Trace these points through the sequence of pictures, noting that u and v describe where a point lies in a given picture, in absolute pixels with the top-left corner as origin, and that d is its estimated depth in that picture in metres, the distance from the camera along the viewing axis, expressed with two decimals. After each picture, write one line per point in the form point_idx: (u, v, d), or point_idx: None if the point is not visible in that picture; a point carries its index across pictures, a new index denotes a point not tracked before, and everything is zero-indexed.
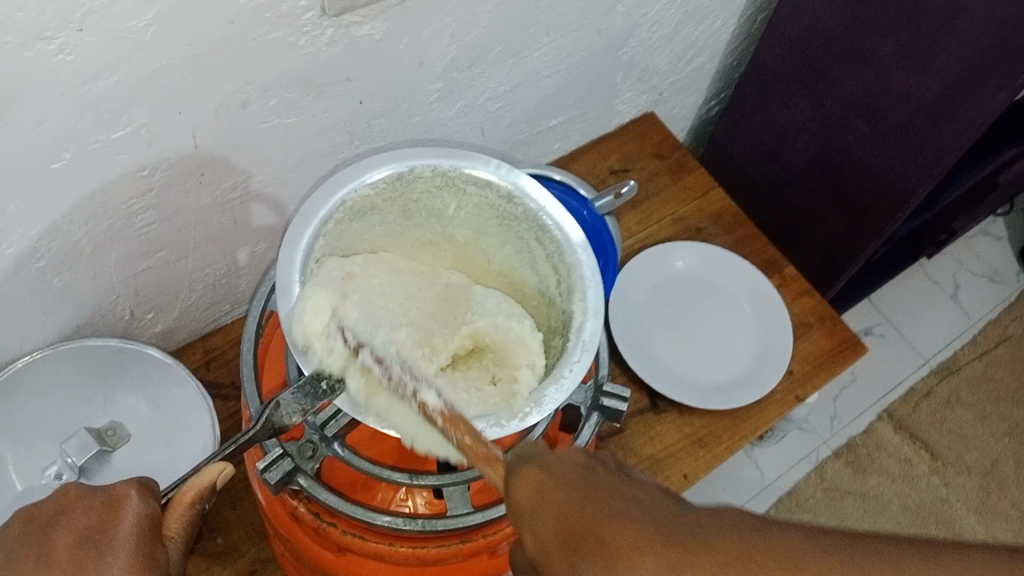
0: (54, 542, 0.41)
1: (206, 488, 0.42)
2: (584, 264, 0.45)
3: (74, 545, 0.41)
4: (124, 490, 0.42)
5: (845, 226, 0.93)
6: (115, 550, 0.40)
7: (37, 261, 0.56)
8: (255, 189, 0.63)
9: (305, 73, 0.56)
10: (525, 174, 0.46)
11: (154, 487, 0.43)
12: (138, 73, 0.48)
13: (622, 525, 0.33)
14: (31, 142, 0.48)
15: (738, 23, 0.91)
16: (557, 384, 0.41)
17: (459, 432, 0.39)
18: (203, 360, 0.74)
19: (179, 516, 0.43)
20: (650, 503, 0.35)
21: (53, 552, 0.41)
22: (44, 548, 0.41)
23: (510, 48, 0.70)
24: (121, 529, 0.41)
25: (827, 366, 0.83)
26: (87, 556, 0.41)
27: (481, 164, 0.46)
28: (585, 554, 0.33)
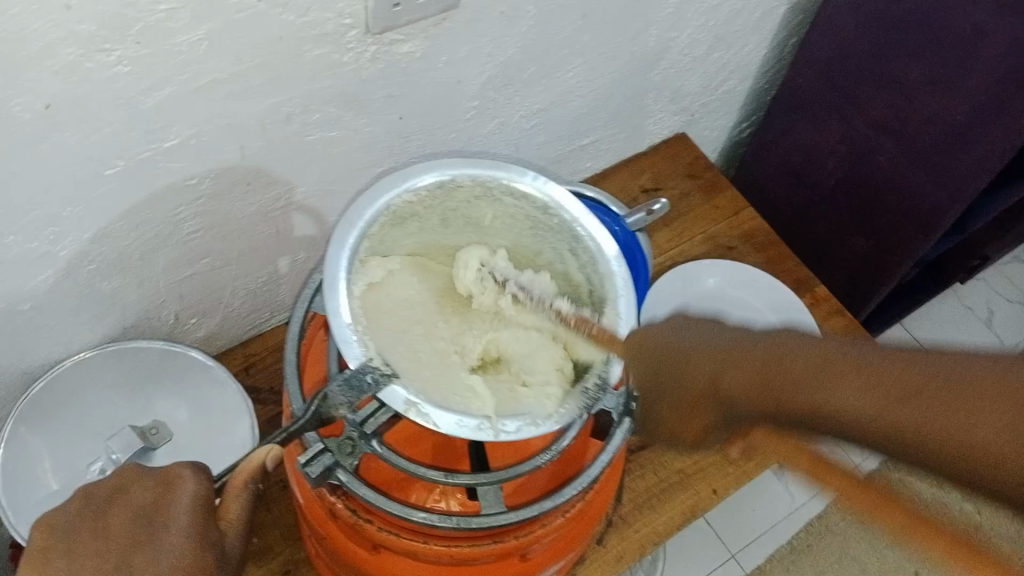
0: (110, 517, 0.43)
1: (255, 469, 0.44)
2: (616, 273, 0.47)
3: (131, 520, 0.43)
4: (180, 470, 0.44)
5: (874, 249, 0.94)
6: (171, 523, 0.42)
7: (88, 265, 0.58)
8: (297, 201, 0.66)
9: (347, 90, 0.59)
10: (559, 184, 0.48)
11: (209, 473, 0.45)
12: (190, 86, 0.50)
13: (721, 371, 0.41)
14: (89, 150, 0.50)
15: (769, 46, 0.93)
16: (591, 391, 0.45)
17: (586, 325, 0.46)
18: (243, 366, 0.76)
19: (236, 500, 0.45)
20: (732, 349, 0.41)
21: (109, 527, 0.43)
22: (101, 523, 0.43)
23: (544, 68, 0.72)
24: (176, 504, 0.43)
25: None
26: (143, 530, 0.42)
27: (518, 175, 0.47)
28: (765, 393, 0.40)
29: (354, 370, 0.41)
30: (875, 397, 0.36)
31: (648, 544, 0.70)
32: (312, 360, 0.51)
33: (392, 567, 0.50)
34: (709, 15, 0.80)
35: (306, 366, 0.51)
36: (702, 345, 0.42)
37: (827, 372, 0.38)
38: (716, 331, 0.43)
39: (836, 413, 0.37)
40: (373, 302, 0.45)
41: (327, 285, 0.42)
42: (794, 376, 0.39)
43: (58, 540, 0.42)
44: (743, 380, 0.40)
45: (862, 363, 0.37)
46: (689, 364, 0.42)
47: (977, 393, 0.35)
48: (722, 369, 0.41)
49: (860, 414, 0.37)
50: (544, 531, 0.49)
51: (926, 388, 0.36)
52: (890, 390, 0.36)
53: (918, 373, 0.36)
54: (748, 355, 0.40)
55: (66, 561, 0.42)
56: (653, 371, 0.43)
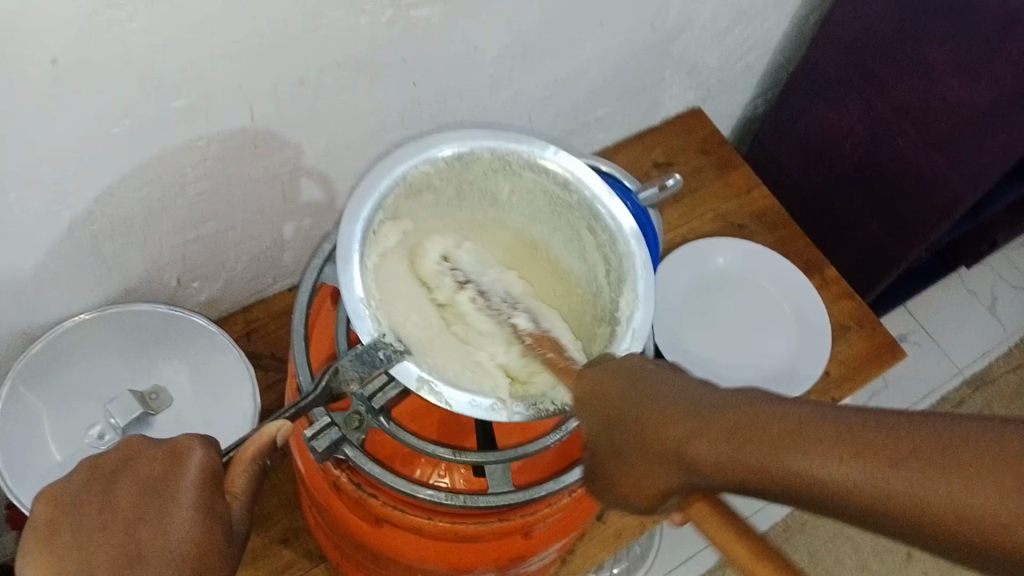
0: (117, 491, 0.42)
1: (265, 444, 0.43)
2: (636, 254, 0.45)
3: (137, 492, 0.42)
4: (188, 444, 0.43)
5: (887, 233, 0.93)
6: (179, 497, 0.41)
7: (91, 225, 0.57)
8: (305, 166, 0.64)
9: (362, 55, 0.57)
10: (581, 161, 0.46)
11: (216, 447, 0.44)
12: (203, 45, 0.49)
13: (672, 423, 0.38)
14: (96, 109, 0.49)
15: (790, 21, 0.90)
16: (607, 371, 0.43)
17: (546, 347, 0.45)
18: (244, 331, 0.75)
19: (242, 473, 0.43)
20: (690, 404, 0.38)
21: (116, 501, 0.42)
22: (108, 496, 0.42)
23: (563, 37, 0.70)
24: (185, 477, 0.42)
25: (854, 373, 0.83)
26: (149, 504, 0.41)
27: (540, 149, 0.46)
28: (727, 450, 0.36)
29: (366, 345, 0.40)
30: (840, 457, 0.33)
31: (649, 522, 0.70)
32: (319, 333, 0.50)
33: (394, 541, 0.49)
34: None
35: (313, 338, 0.50)
36: (659, 402, 0.39)
37: (788, 433, 0.35)
38: (675, 382, 0.40)
39: (803, 478, 0.34)
40: (382, 266, 0.44)
41: (340, 256, 0.41)
42: (759, 439, 0.35)
43: (63, 513, 0.41)
44: (703, 437, 0.37)
45: (826, 424, 0.34)
46: (646, 420, 0.39)
47: (959, 454, 0.32)
48: (683, 424, 0.38)
49: (830, 478, 0.33)
50: (550, 511, 0.48)
51: (890, 445, 0.33)
52: (857, 452, 0.33)
53: (888, 433, 0.33)
54: (707, 413, 0.38)
55: (72, 534, 0.40)
56: (609, 422, 0.41)
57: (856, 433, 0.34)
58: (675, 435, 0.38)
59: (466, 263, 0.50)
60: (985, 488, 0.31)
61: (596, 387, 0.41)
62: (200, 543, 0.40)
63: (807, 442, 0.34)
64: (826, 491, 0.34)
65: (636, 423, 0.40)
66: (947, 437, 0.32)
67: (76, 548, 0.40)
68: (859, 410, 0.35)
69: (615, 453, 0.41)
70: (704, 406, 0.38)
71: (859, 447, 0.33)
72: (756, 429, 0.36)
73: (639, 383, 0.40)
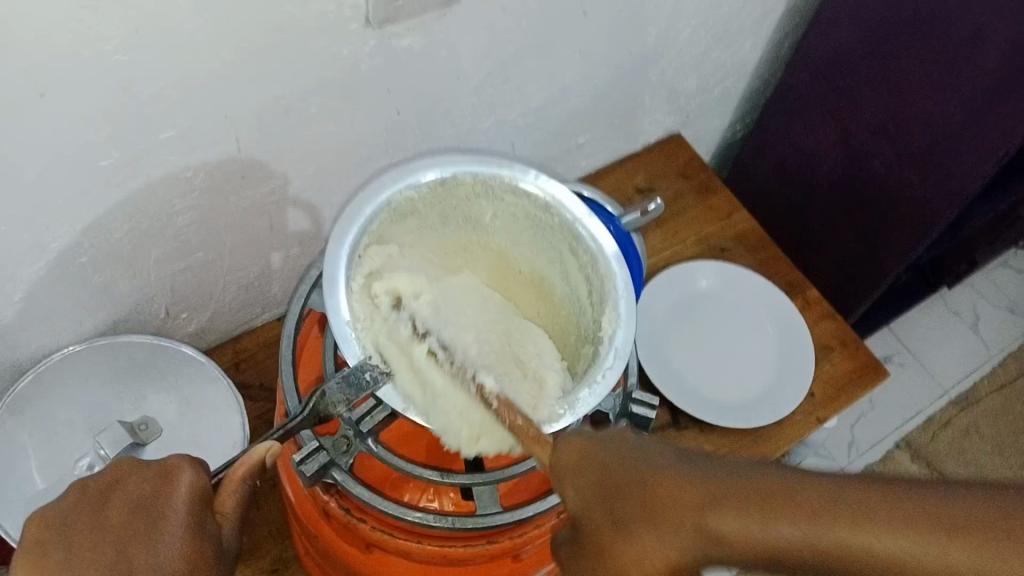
0: (108, 511, 0.42)
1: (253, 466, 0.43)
2: (617, 274, 0.46)
3: (127, 511, 0.42)
4: (179, 464, 0.43)
5: (868, 253, 0.94)
6: (169, 516, 0.42)
7: (79, 256, 0.57)
8: (292, 195, 0.65)
9: (346, 84, 0.58)
10: (561, 182, 0.47)
11: (206, 467, 0.44)
12: (190, 76, 0.50)
13: (687, 491, 0.36)
14: (85, 140, 0.50)
15: (765, 47, 0.93)
16: (590, 388, 0.43)
17: (511, 416, 0.42)
18: (233, 361, 0.75)
19: (231, 493, 0.44)
20: (702, 476, 0.36)
21: (108, 521, 0.42)
22: (100, 516, 0.42)
23: (544, 66, 0.71)
24: (174, 499, 0.42)
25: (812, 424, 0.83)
26: (140, 523, 0.42)
27: (521, 173, 0.47)
28: (751, 521, 0.34)
29: (353, 367, 0.41)
30: (883, 527, 0.32)
31: None
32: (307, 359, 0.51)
33: (382, 567, 0.49)
34: (708, 14, 0.80)
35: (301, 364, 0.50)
36: (669, 470, 0.37)
37: (821, 501, 0.33)
38: (655, 452, 0.39)
39: (838, 544, 0.32)
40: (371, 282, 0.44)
41: (326, 281, 0.42)
42: (791, 508, 0.33)
43: (53, 533, 0.41)
44: (720, 504, 0.34)
45: (857, 494, 0.33)
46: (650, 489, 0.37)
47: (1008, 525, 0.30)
48: (695, 491, 0.35)
49: (869, 544, 0.32)
50: (539, 532, 0.48)
51: (935, 515, 0.31)
52: (904, 522, 0.31)
53: (919, 498, 0.32)
54: (717, 480, 0.36)
55: (63, 555, 0.41)
56: (611, 492, 0.38)
57: (893, 503, 0.32)
58: (692, 506, 0.35)
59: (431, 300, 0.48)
60: None
61: (593, 458, 0.39)
62: (190, 560, 0.41)
63: (842, 514, 0.32)
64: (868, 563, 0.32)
65: (639, 492, 0.37)
66: (989, 508, 0.31)
67: (66, 570, 0.40)
68: (884, 481, 0.33)
69: (612, 524, 0.37)
70: (717, 476, 0.36)
71: (901, 516, 0.32)
72: (781, 498, 0.34)
73: (638, 454, 0.39)
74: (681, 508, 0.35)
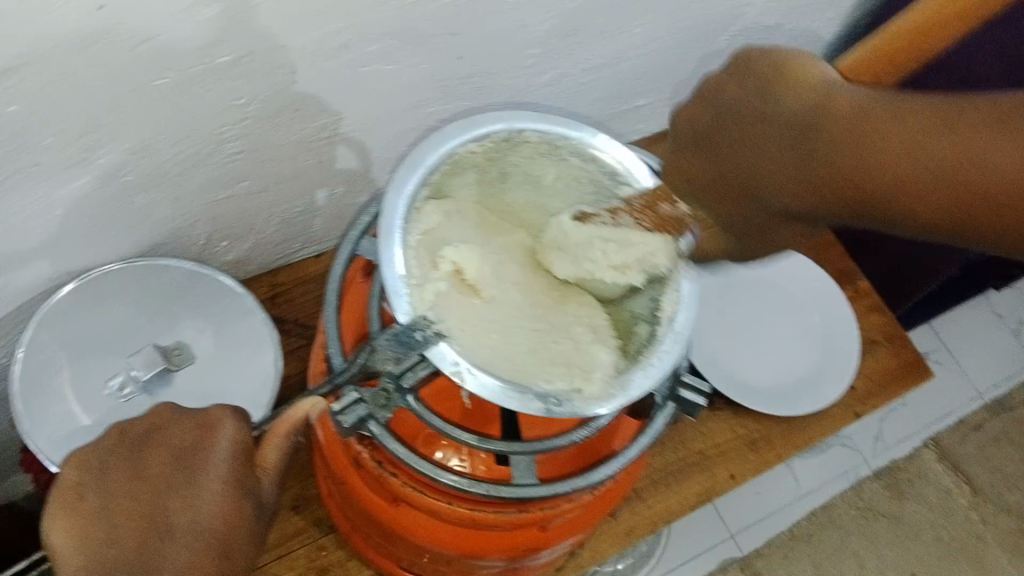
0: (147, 460, 0.42)
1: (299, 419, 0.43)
2: (682, 252, 0.45)
3: (167, 460, 0.42)
4: (221, 413, 0.43)
5: (920, 248, 0.92)
6: (211, 467, 0.41)
7: (124, 176, 0.56)
8: (343, 132, 0.64)
9: (408, 24, 0.56)
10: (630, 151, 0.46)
11: (247, 420, 0.44)
12: (249, 1, 0.47)
13: (774, 162, 0.40)
14: (137, 57, 0.48)
15: (841, 24, 0.88)
16: (644, 370, 0.42)
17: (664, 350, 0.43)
18: (269, 294, 0.75)
19: (275, 448, 0.43)
20: (782, 148, 0.40)
21: (146, 470, 0.41)
22: (137, 464, 0.42)
23: (611, 22, 0.68)
24: (214, 453, 0.41)
25: (958, 165, 0.34)
26: (180, 472, 0.41)
27: (590, 136, 0.45)
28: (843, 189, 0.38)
29: (402, 327, 0.39)
30: (905, 169, 0.35)
31: (660, 521, 0.71)
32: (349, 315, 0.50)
33: (410, 522, 0.50)
34: None
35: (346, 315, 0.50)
36: (762, 145, 0.41)
37: (872, 138, 0.37)
38: (755, 129, 0.41)
39: (855, 176, 0.37)
40: (421, 241, 0.43)
41: (383, 233, 0.41)
42: (835, 152, 0.38)
43: (90, 477, 0.41)
44: (793, 151, 0.40)
45: (866, 135, 0.37)
46: (832, 139, 0.38)
47: (934, 148, 0.35)
48: (810, 147, 0.39)
49: (884, 174, 0.36)
50: (571, 506, 0.48)
51: (874, 135, 0.37)
52: (913, 175, 0.35)
53: (896, 127, 0.36)
54: (812, 136, 0.39)
55: (99, 500, 0.40)
56: (706, 183, 0.44)
57: (871, 144, 0.37)
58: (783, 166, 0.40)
59: (478, 269, 0.46)
60: (906, 158, 0.35)
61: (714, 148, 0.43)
62: (233, 511, 0.40)
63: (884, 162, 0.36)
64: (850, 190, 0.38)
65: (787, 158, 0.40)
66: (930, 119, 0.35)
67: (103, 514, 0.40)
68: (907, 110, 0.36)
69: (715, 191, 0.44)
70: (791, 130, 0.40)
71: (875, 147, 0.36)
72: (835, 151, 0.38)
73: (741, 133, 0.42)
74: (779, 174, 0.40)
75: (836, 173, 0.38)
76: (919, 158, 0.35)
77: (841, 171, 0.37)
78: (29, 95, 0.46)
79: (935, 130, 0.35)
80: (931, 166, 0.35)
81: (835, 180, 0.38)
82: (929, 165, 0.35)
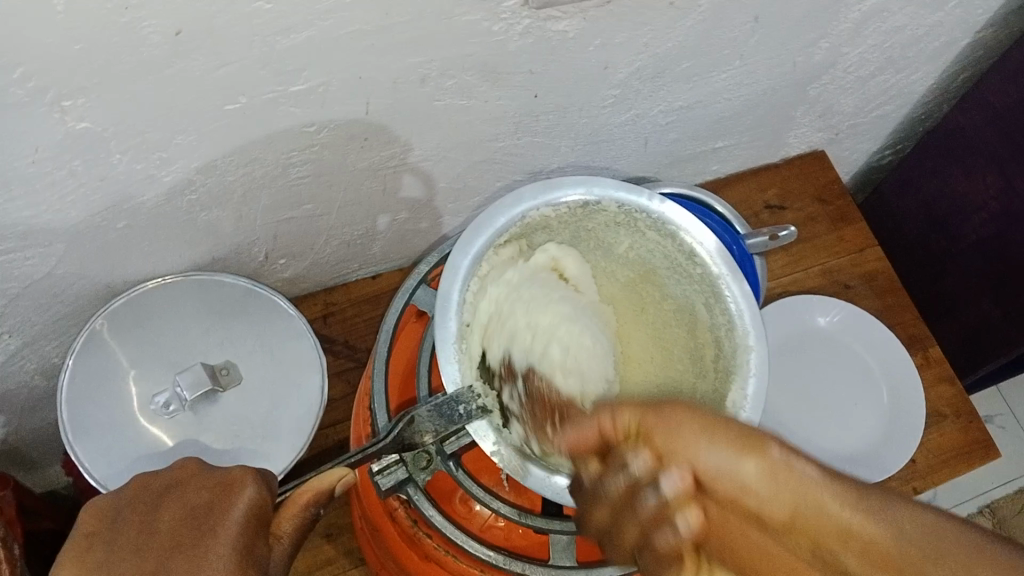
0: (160, 515, 0.41)
1: (325, 488, 0.42)
2: (754, 350, 0.45)
3: (178, 518, 0.41)
4: (242, 475, 0.42)
5: (1002, 319, 0.87)
6: (221, 530, 0.40)
7: (188, 194, 0.56)
8: (411, 162, 0.62)
9: (488, 61, 0.54)
10: (712, 237, 0.48)
11: (269, 485, 0.43)
12: (330, 32, 0.46)
13: (749, 439, 0.34)
14: (211, 82, 0.47)
15: (939, 78, 0.84)
16: None
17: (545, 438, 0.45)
18: (322, 312, 0.76)
19: (291, 517, 0.42)
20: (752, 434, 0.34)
21: (156, 525, 0.41)
22: (150, 520, 0.41)
23: (699, 66, 0.65)
24: (229, 515, 0.40)
25: (898, 530, 0.30)
26: (188, 531, 0.40)
27: (672, 213, 0.48)
28: (757, 494, 0.32)
29: (448, 397, 0.43)
30: (863, 510, 0.30)
31: None
32: (396, 370, 0.54)
33: None
34: (888, 36, 0.72)
35: (394, 371, 0.54)
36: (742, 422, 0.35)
37: (853, 488, 0.31)
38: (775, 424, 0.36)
39: (783, 493, 0.32)
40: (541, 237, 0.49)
41: (439, 297, 0.44)
42: (800, 466, 0.32)
43: (103, 528, 0.41)
44: (770, 443, 0.33)
45: (829, 472, 0.32)
46: (810, 465, 0.32)
47: (897, 511, 0.30)
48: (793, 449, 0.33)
49: (828, 507, 0.31)
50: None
51: (847, 482, 0.32)
52: (869, 515, 0.30)
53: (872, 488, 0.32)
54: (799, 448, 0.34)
55: (104, 551, 0.40)
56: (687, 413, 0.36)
57: (840, 480, 0.32)
58: (729, 452, 0.33)
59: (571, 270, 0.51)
60: (877, 511, 0.30)
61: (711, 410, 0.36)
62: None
63: (837, 489, 0.31)
64: (774, 499, 0.32)
65: (774, 446, 0.33)
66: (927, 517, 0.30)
67: (103, 566, 0.39)
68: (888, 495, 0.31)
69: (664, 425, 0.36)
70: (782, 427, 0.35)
71: (836, 490, 0.31)
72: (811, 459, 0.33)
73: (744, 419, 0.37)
74: (722, 447, 0.33)
75: (784, 481, 0.32)
76: (885, 509, 0.30)
77: (761, 470, 0.33)
78: (103, 114, 0.46)
79: (914, 519, 0.30)
80: (899, 525, 0.30)
81: (772, 485, 0.32)
82: (897, 525, 0.30)
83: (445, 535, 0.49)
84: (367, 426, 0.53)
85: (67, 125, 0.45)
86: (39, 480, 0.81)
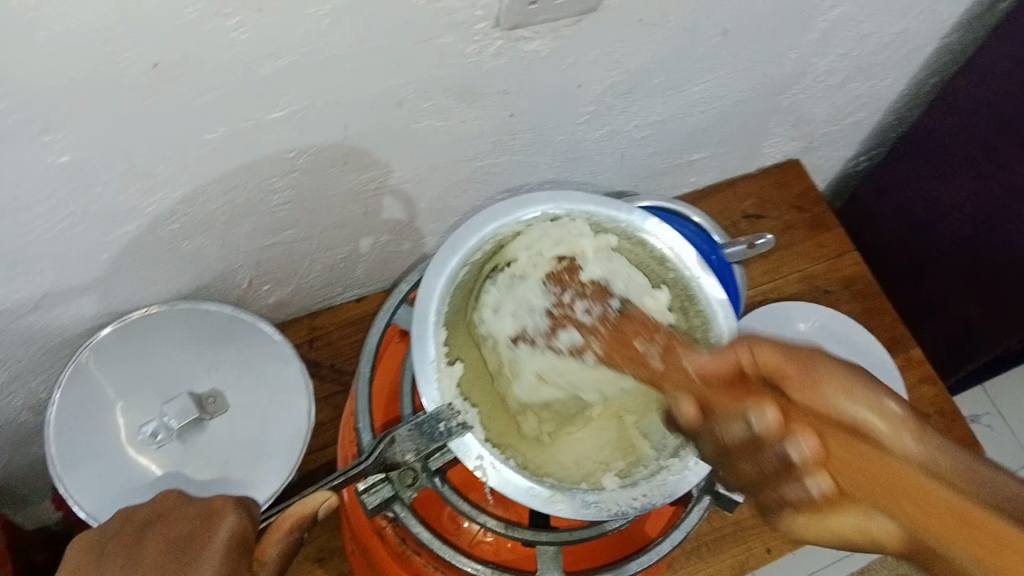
0: (144, 546, 0.41)
1: (307, 514, 0.43)
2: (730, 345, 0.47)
3: (161, 547, 0.41)
4: (225, 504, 0.43)
5: (983, 317, 0.88)
6: (205, 555, 0.40)
7: (170, 224, 0.56)
8: (391, 184, 0.63)
9: (463, 82, 0.55)
10: (682, 242, 0.50)
11: (252, 514, 0.44)
12: (308, 59, 0.47)
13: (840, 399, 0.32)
14: (191, 112, 0.47)
15: (908, 84, 0.85)
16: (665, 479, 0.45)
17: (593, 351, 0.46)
18: (307, 336, 0.76)
19: (276, 542, 0.42)
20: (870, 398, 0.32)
21: (140, 554, 0.41)
22: (133, 550, 0.41)
23: (672, 80, 0.67)
24: (213, 540, 0.41)
25: (994, 481, 0.27)
26: (172, 559, 0.40)
27: (637, 221, 0.51)
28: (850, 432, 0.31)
29: (429, 415, 0.44)
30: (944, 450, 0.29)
31: None
32: (380, 391, 0.55)
33: None
34: (856, 44, 0.73)
35: (378, 390, 0.54)
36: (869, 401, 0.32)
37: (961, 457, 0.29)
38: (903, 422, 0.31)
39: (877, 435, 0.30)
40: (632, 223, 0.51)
41: (417, 316, 0.46)
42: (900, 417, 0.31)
43: (87, 559, 0.41)
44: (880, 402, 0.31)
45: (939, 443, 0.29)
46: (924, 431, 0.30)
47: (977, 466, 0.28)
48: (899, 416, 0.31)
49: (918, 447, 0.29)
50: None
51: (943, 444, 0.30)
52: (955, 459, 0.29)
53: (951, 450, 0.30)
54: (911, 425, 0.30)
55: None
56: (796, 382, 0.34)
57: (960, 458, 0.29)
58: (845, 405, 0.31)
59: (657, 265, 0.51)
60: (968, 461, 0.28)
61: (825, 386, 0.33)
62: None
63: (932, 441, 0.30)
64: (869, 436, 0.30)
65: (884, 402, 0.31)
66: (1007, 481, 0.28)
67: None
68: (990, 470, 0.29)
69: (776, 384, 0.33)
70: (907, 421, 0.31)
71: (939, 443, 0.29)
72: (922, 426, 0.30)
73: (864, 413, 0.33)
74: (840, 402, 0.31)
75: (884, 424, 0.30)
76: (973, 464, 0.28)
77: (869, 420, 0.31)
78: (84, 147, 0.46)
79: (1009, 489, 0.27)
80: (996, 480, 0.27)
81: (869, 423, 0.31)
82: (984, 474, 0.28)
83: (433, 552, 0.49)
84: (353, 446, 0.54)
85: (48, 159, 0.46)
86: (29, 516, 0.81)
